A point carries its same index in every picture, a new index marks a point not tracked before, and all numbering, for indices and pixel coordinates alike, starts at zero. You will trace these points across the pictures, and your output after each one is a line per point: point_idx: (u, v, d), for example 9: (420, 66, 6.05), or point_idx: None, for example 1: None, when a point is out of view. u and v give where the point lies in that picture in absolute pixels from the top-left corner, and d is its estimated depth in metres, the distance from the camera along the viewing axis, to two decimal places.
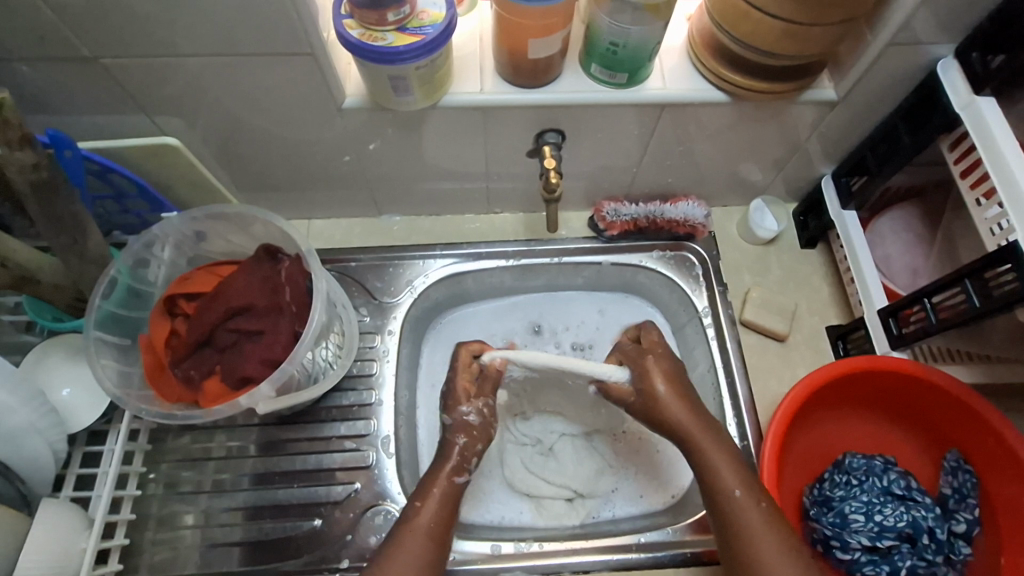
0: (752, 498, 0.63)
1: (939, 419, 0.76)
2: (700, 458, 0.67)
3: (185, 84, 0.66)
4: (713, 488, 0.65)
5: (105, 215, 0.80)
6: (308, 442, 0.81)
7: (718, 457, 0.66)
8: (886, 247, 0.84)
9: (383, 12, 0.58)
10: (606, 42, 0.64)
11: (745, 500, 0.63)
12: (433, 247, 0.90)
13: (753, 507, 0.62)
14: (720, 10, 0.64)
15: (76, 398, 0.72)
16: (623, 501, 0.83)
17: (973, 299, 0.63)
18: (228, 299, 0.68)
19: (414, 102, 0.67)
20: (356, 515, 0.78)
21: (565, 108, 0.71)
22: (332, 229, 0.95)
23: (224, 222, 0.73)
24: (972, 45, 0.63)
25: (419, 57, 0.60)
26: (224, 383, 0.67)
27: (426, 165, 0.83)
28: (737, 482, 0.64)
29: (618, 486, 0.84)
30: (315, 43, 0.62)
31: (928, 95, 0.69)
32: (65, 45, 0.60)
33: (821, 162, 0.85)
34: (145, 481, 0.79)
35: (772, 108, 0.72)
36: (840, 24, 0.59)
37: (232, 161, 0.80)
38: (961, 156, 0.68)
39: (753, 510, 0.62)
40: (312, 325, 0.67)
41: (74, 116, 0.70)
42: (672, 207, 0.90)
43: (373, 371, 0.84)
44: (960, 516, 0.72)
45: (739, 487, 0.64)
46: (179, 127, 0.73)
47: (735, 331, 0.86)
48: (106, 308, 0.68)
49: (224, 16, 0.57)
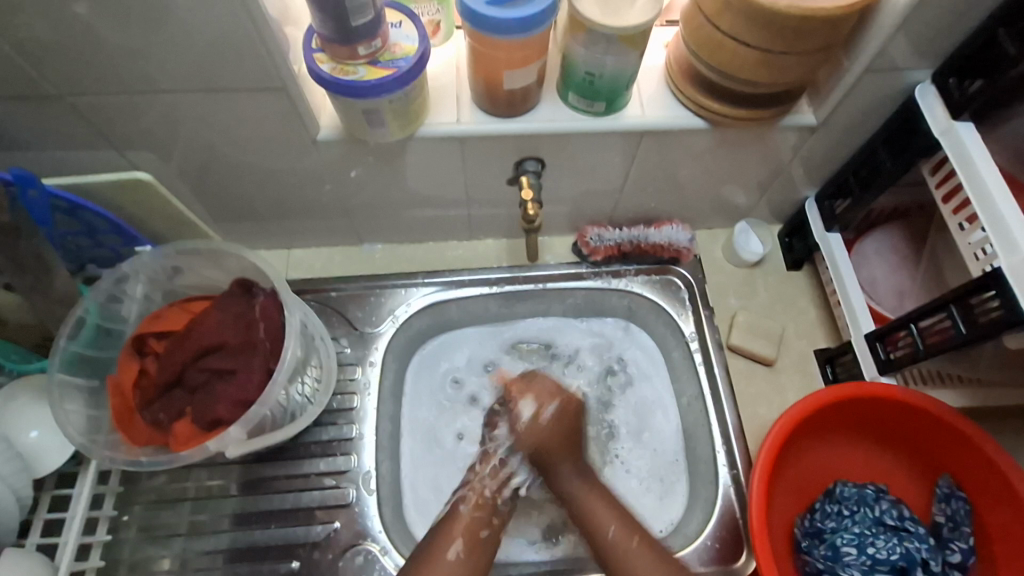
0: (626, 537, 0.67)
1: (930, 444, 0.74)
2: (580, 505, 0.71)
3: (156, 119, 0.65)
4: (586, 519, 0.70)
5: (77, 250, 0.78)
6: (287, 479, 0.79)
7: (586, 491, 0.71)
8: (871, 270, 0.83)
9: (354, 47, 0.57)
10: (583, 72, 0.64)
11: (621, 539, 0.67)
12: (416, 275, 0.89)
13: (629, 539, 0.67)
14: (696, 38, 0.64)
15: (44, 440, 0.69)
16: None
17: (959, 326, 0.62)
18: (199, 337, 0.66)
19: (389, 134, 0.66)
20: (336, 556, 0.75)
21: (545, 137, 0.71)
22: (312, 258, 0.94)
23: (197, 257, 0.72)
24: (947, 71, 0.63)
25: (392, 90, 0.59)
26: (195, 425, 0.65)
27: (406, 192, 0.82)
28: (606, 517, 0.69)
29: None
30: (286, 78, 0.61)
31: (907, 119, 0.68)
32: (29, 83, 0.59)
33: (803, 185, 0.85)
34: (117, 524, 0.76)
35: (751, 133, 0.72)
36: (814, 52, 0.59)
37: (208, 193, 0.79)
38: (941, 180, 0.67)
39: (630, 547, 0.66)
40: (286, 362, 0.65)
41: (42, 152, 0.69)
42: (655, 232, 0.89)
43: (354, 405, 0.82)
44: (954, 545, 0.70)
45: (613, 528, 0.68)
46: (152, 160, 0.72)
47: (723, 356, 0.84)
48: (73, 349, 0.66)
49: (192, 53, 0.57)
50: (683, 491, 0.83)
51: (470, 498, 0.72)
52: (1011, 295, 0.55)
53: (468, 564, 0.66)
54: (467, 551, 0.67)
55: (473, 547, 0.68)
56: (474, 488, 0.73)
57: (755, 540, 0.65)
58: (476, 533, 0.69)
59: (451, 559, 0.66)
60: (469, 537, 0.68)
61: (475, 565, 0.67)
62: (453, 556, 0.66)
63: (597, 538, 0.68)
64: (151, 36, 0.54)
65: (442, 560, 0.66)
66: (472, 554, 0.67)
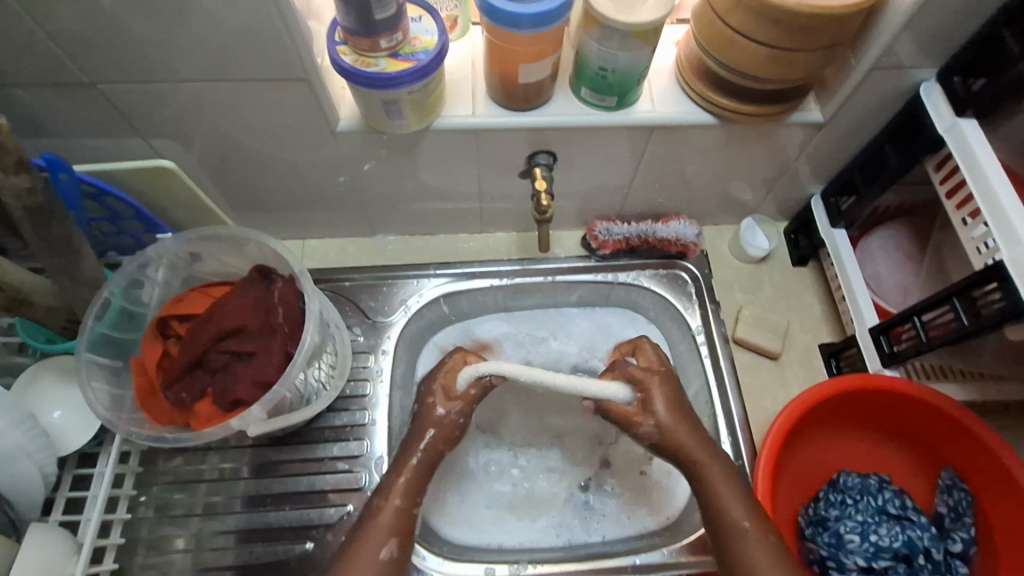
0: (761, 534, 0.62)
1: (933, 436, 0.76)
2: (701, 483, 0.65)
3: (181, 108, 0.67)
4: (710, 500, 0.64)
5: (101, 236, 0.80)
6: (301, 463, 0.81)
7: (710, 473, 0.65)
8: (876, 266, 0.84)
9: (376, 40, 0.59)
10: (595, 67, 0.66)
11: (750, 533, 0.62)
12: (427, 266, 0.90)
13: (761, 542, 0.61)
14: (706, 35, 0.65)
15: (67, 420, 0.72)
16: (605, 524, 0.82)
17: (961, 318, 0.63)
18: (220, 321, 0.68)
19: (407, 126, 0.68)
20: (348, 537, 0.77)
21: (555, 130, 0.72)
22: (327, 250, 0.96)
23: (219, 243, 0.74)
24: (952, 70, 0.64)
25: (412, 83, 0.61)
26: (216, 405, 0.67)
27: (418, 184, 0.84)
28: (745, 517, 0.62)
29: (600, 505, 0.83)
30: (308, 69, 0.63)
31: (912, 117, 0.70)
32: (64, 71, 0.61)
33: (810, 182, 0.86)
34: (136, 504, 0.78)
35: (759, 129, 0.74)
36: (821, 50, 0.61)
37: (228, 183, 0.81)
38: (946, 176, 0.69)
39: (760, 543, 0.61)
40: (304, 347, 0.66)
41: (71, 140, 0.71)
42: (663, 226, 0.91)
43: (366, 392, 0.84)
44: (956, 535, 0.71)
45: (739, 513, 0.63)
46: (175, 150, 0.74)
47: (728, 350, 0.86)
48: (98, 330, 0.68)
49: (220, 45, 0.59)
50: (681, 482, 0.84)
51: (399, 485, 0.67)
52: (1012, 286, 0.56)
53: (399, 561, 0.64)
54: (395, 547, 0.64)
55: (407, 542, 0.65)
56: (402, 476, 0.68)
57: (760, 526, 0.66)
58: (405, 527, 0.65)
59: (384, 559, 0.63)
60: (401, 534, 0.65)
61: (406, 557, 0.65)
62: (386, 557, 0.63)
63: (732, 534, 0.62)
64: (182, 27, 0.56)
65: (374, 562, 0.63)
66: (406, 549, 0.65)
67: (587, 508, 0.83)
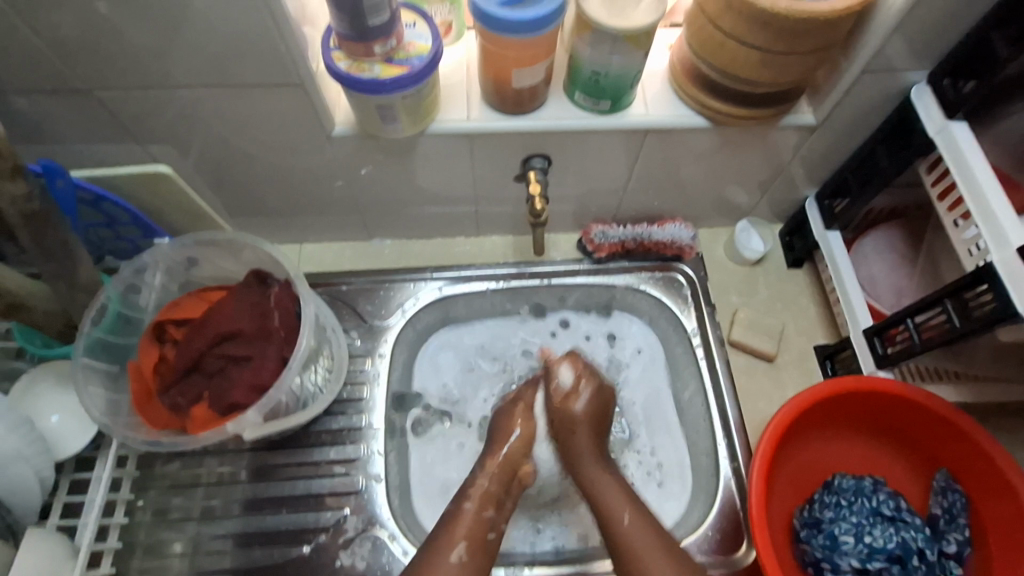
0: (642, 525, 0.67)
1: (927, 438, 0.76)
2: (585, 478, 0.74)
3: (177, 114, 0.68)
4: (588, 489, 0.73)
5: (98, 241, 0.80)
6: (298, 467, 0.81)
7: (590, 467, 0.75)
8: (870, 268, 0.85)
9: (370, 45, 0.60)
10: (589, 72, 0.66)
11: (632, 526, 0.67)
12: (424, 270, 0.91)
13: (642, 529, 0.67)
14: (699, 40, 0.66)
15: (65, 424, 0.72)
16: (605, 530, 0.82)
17: (953, 320, 0.63)
18: (216, 325, 0.68)
19: (402, 129, 0.68)
20: (346, 540, 0.77)
21: (551, 134, 0.73)
22: (323, 253, 0.96)
23: (215, 248, 0.74)
24: (942, 72, 0.64)
25: (406, 87, 0.61)
26: (212, 409, 0.67)
27: (415, 189, 0.84)
28: (625, 508, 0.69)
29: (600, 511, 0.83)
30: (304, 75, 0.63)
31: (903, 120, 0.70)
32: (60, 78, 0.62)
33: (804, 184, 0.87)
34: (133, 508, 0.78)
35: (753, 132, 0.74)
36: (812, 53, 0.62)
37: (224, 188, 0.81)
38: (938, 178, 0.69)
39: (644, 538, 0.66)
40: (300, 350, 0.67)
41: (68, 146, 0.71)
42: (659, 229, 0.91)
43: (363, 395, 0.84)
44: (951, 537, 0.72)
45: (626, 513, 0.69)
46: (172, 155, 0.74)
47: (724, 352, 0.86)
48: (95, 334, 0.68)
49: (215, 51, 0.59)
50: (681, 488, 0.84)
51: (474, 495, 0.72)
52: (1003, 288, 0.57)
53: (471, 565, 0.66)
54: (469, 555, 0.66)
55: (476, 545, 0.67)
56: (477, 487, 0.73)
57: (755, 529, 0.66)
58: (482, 535, 0.68)
59: (454, 561, 0.65)
60: (472, 538, 0.67)
61: (478, 565, 0.66)
62: (456, 558, 0.65)
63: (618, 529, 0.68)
64: (177, 34, 0.57)
65: (445, 562, 0.65)
66: (476, 556, 0.67)
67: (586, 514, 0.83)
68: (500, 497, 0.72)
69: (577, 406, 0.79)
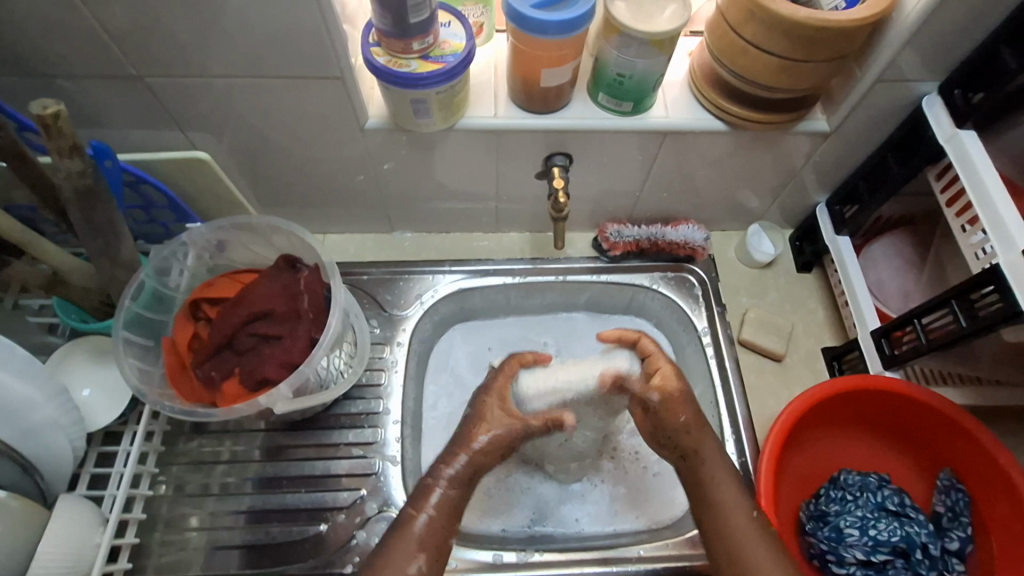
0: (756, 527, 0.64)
1: (932, 438, 0.78)
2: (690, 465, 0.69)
3: (219, 102, 0.71)
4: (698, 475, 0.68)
5: (134, 223, 0.84)
6: (316, 448, 0.83)
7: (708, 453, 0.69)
8: (879, 273, 0.87)
9: (409, 42, 0.63)
10: (614, 73, 0.69)
11: (746, 523, 0.64)
12: (443, 262, 0.94)
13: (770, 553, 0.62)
14: (720, 46, 0.69)
15: (96, 399, 0.75)
16: (598, 517, 0.85)
17: (960, 320, 0.66)
18: (250, 304, 0.71)
19: (432, 123, 0.72)
20: (362, 520, 0.79)
21: (573, 133, 0.76)
22: (346, 244, 0.99)
23: (247, 233, 0.77)
24: (952, 84, 0.67)
25: (440, 83, 0.65)
26: (242, 384, 0.69)
27: (437, 184, 0.87)
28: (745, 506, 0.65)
29: (597, 498, 0.86)
30: (343, 67, 0.66)
31: (913, 128, 0.73)
32: (114, 65, 0.65)
33: (815, 190, 0.89)
34: (155, 482, 0.80)
35: (768, 137, 0.77)
36: (829, 62, 0.65)
37: (256, 177, 0.85)
38: (946, 185, 0.71)
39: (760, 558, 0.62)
40: (329, 331, 0.69)
41: (114, 130, 0.75)
42: (672, 230, 0.94)
43: (381, 381, 0.87)
44: (954, 534, 0.73)
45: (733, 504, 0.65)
46: (210, 142, 0.78)
47: (733, 350, 0.89)
48: (134, 309, 0.71)
49: (263, 43, 0.62)
50: (674, 480, 0.86)
51: (427, 501, 0.66)
52: (1009, 287, 0.59)
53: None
54: (429, 566, 0.63)
55: (436, 554, 0.64)
56: (436, 490, 0.67)
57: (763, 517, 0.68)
58: (439, 546, 0.64)
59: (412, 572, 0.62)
60: (432, 551, 0.64)
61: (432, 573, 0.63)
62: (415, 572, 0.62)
63: (726, 528, 0.64)
64: (226, 25, 0.60)
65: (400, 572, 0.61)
66: (433, 562, 0.63)
67: (582, 500, 0.86)
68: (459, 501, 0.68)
69: (671, 417, 0.71)
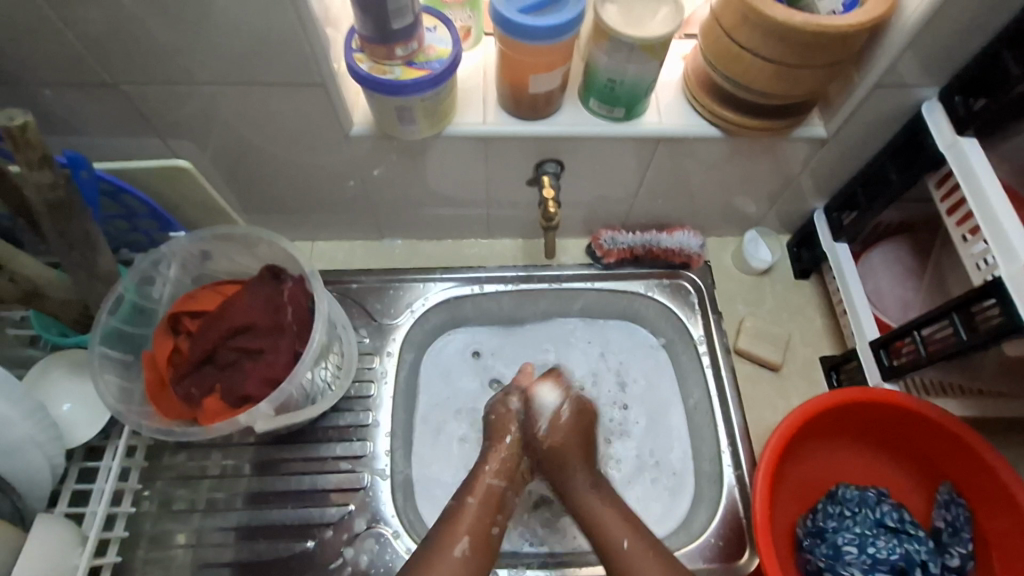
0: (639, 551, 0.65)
1: (931, 451, 0.76)
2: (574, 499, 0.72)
3: (200, 109, 0.69)
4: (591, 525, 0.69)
5: (115, 232, 0.82)
6: (304, 462, 0.81)
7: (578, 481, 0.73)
8: (877, 281, 0.85)
9: (392, 48, 0.61)
10: (604, 79, 0.68)
11: (634, 551, 0.65)
12: (434, 270, 0.92)
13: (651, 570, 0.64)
14: (713, 50, 0.67)
15: (76, 413, 0.73)
16: None
17: (960, 333, 0.64)
18: (230, 318, 0.69)
19: (419, 131, 0.70)
20: (350, 536, 0.78)
21: (564, 140, 0.74)
22: (335, 251, 0.97)
23: (231, 243, 0.75)
24: (953, 89, 0.65)
25: (425, 90, 0.63)
26: (223, 401, 0.68)
27: (427, 190, 0.85)
28: (622, 534, 0.67)
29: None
30: (325, 75, 0.64)
31: (914, 134, 0.71)
32: (89, 72, 0.63)
33: (813, 196, 0.87)
34: (139, 498, 0.79)
35: (764, 143, 0.75)
36: (826, 67, 0.63)
37: (241, 184, 0.83)
38: (946, 193, 0.70)
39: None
40: (312, 345, 0.68)
41: (92, 137, 0.73)
42: (668, 237, 0.92)
43: (370, 393, 0.85)
44: (953, 550, 0.72)
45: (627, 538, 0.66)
46: (191, 150, 0.76)
47: (730, 360, 0.87)
48: (112, 324, 0.69)
49: (243, 50, 0.61)
50: (672, 490, 0.85)
51: (474, 491, 0.71)
52: (1010, 300, 0.57)
53: (472, 562, 0.65)
54: (472, 551, 0.66)
55: (479, 545, 0.67)
56: (480, 483, 0.72)
57: (759, 535, 0.66)
58: (484, 533, 0.68)
59: (457, 556, 0.65)
60: (475, 534, 0.67)
61: (481, 563, 0.66)
62: (460, 553, 0.65)
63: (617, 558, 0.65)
64: (203, 32, 0.58)
65: (447, 557, 0.64)
66: (478, 552, 0.66)
67: (578, 511, 0.84)
68: (497, 494, 0.71)
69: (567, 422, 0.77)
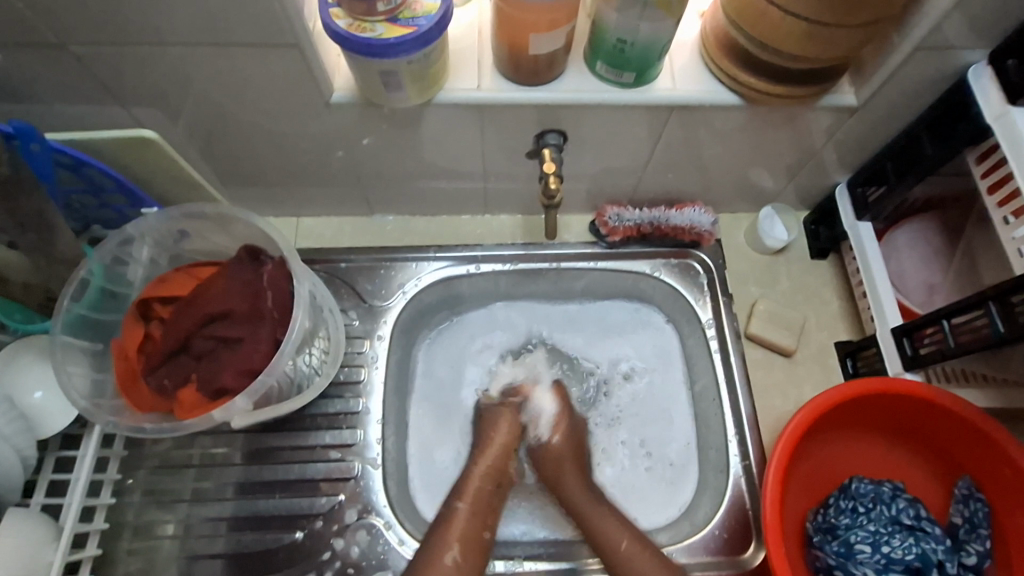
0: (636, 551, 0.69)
1: (952, 444, 0.72)
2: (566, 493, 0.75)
3: (166, 74, 0.62)
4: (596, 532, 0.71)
5: (82, 209, 0.75)
6: (292, 451, 0.78)
7: (570, 480, 0.75)
8: (900, 262, 0.80)
9: (373, 2, 0.54)
10: (614, 39, 0.60)
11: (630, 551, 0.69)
12: (428, 249, 0.86)
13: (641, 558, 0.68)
14: (736, 6, 0.60)
15: (49, 401, 0.67)
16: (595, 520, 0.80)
17: (996, 325, 0.59)
18: (205, 304, 0.64)
19: (407, 98, 0.63)
20: (341, 527, 0.75)
21: (567, 109, 0.67)
22: (322, 228, 0.91)
23: (204, 221, 0.70)
24: (1006, 52, 0.58)
25: (413, 51, 0.56)
26: (200, 393, 0.64)
27: (419, 163, 0.79)
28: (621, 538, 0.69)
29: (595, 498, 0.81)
30: (300, 34, 0.57)
31: (955, 103, 0.64)
32: (33, 31, 0.56)
33: (836, 170, 0.81)
34: (122, 487, 0.76)
35: (787, 112, 0.68)
36: (865, 26, 0.55)
37: (217, 156, 0.76)
38: (988, 170, 0.64)
39: None
40: (294, 333, 0.63)
41: (48, 105, 0.66)
42: (677, 214, 0.86)
43: (360, 378, 0.81)
44: (971, 548, 0.68)
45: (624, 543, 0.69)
46: (159, 119, 0.69)
47: (740, 345, 0.82)
48: (76, 311, 0.64)
49: (207, 7, 0.54)
50: (675, 479, 0.82)
51: (465, 495, 0.72)
52: None
53: (464, 567, 0.66)
54: (463, 558, 0.67)
55: (469, 547, 0.67)
56: (468, 489, 0.72)
57: (768, 531, 0.63)
58: (477, 536, 0.69)
59: (448, 562, 0.66)
60: (466, 545, 0.67)
61: (473, 567, 0.67)
62: (451, 561, 0.66)
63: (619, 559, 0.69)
64: None
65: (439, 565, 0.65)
66: (470, 556, 0.67)
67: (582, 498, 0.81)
68: (490, 501, 0.72)
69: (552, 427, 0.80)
